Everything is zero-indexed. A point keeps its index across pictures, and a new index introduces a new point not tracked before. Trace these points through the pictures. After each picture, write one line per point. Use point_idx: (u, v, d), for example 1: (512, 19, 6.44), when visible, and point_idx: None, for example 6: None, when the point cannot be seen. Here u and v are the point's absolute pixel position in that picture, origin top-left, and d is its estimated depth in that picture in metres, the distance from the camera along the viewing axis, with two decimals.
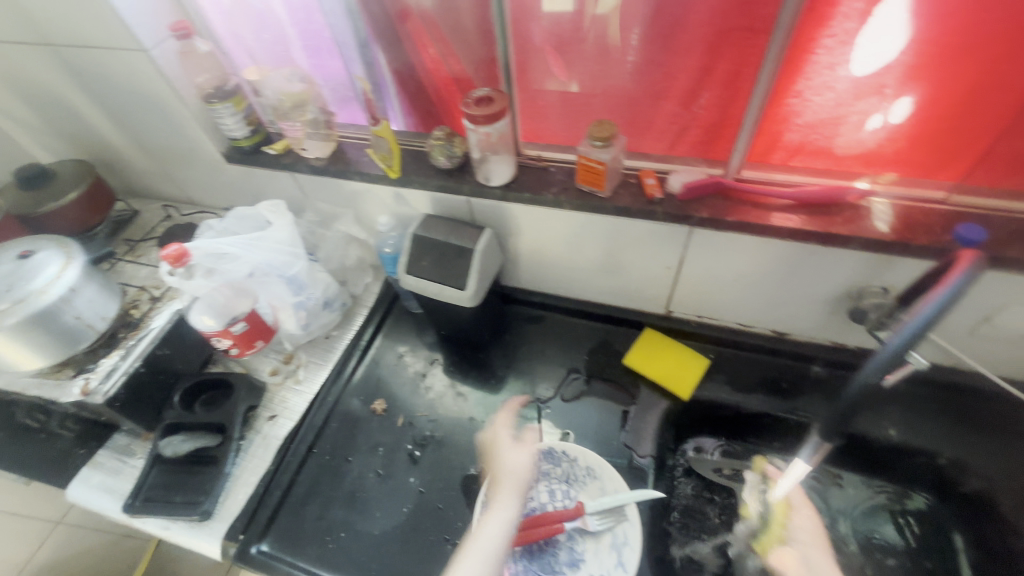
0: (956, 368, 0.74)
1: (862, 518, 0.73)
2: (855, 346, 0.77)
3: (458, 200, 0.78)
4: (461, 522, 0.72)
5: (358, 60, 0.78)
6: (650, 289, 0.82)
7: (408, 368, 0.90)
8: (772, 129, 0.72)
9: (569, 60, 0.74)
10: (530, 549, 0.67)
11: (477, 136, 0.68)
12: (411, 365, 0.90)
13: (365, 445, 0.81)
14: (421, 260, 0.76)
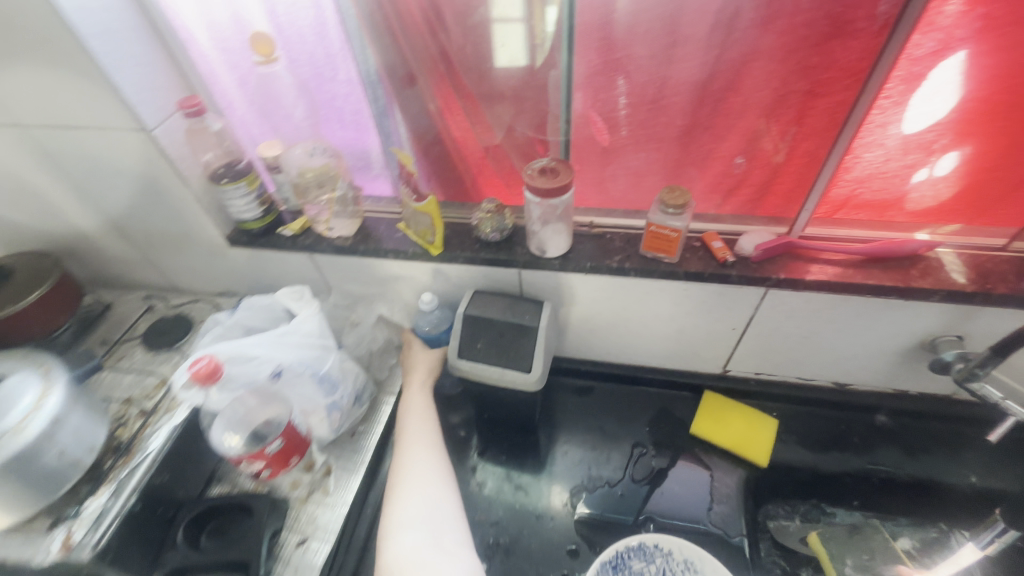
0: None
1: None
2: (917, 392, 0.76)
3: (508, 273, 0.72)
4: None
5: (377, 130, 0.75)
6: (709, 351, 0.78)
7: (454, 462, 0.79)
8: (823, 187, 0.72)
9: (616, 124, 0.71)
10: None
11: (540, 207, 0.64)
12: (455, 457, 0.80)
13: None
14: (476, 343, 0.69)
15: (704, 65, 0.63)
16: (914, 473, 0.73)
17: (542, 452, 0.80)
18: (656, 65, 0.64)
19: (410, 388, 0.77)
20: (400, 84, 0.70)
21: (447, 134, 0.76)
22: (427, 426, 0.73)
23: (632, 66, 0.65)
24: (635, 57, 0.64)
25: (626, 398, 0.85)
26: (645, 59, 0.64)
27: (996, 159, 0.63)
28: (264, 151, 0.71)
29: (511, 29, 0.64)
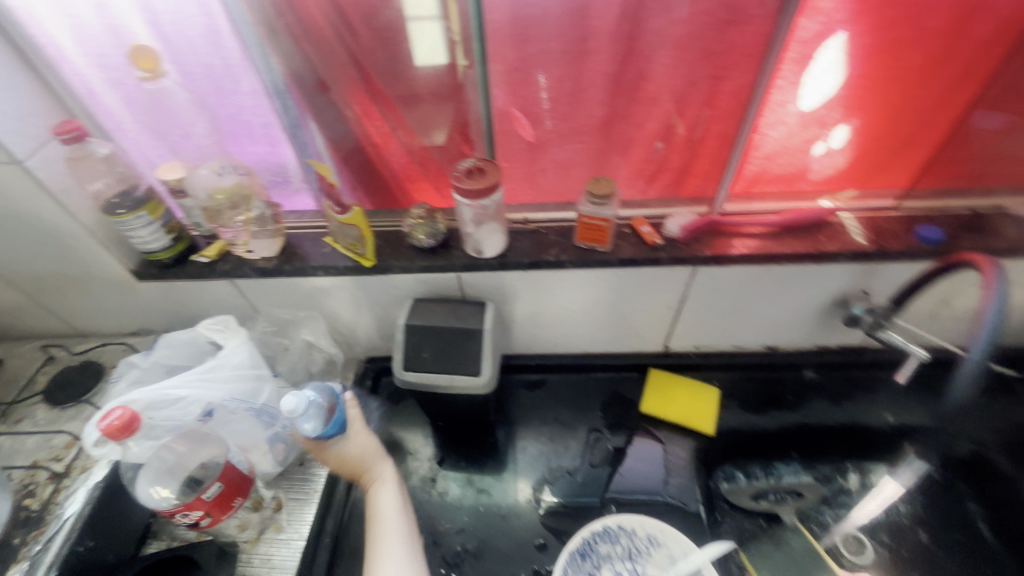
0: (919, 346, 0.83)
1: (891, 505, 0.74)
2: (837, 346, 0.83)
3: (447, 278, 0.71)
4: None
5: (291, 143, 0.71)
6: (649, 331, 0.81)
7: (413, 475, 0.77)
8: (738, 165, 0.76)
9: (538, 119, 0.72)
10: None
11: (472, 210, 0.63)
12: (414, 471, 0.78)
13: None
14: (421, 352, 0.67)
15: (615, 55, 0.64)
16: (840, 420, 0.80)
17: (501, 452, 0.79)
18: (570, 58, 0.65)
19: (375, 484, 0.68)
20: (310, 93, 0.66)
21: (368, 140, 0.73)
22: (401, 528, 0.64)
23: (547, 60, 0.65)
24: (548, 51, 0.64)
25: (578, 387, 0.86)
26: (559, 53, 0.64)
27: (879, 129, 0.70)
28: (164, 174, 0.64)
29: (422, 28, 0.62)
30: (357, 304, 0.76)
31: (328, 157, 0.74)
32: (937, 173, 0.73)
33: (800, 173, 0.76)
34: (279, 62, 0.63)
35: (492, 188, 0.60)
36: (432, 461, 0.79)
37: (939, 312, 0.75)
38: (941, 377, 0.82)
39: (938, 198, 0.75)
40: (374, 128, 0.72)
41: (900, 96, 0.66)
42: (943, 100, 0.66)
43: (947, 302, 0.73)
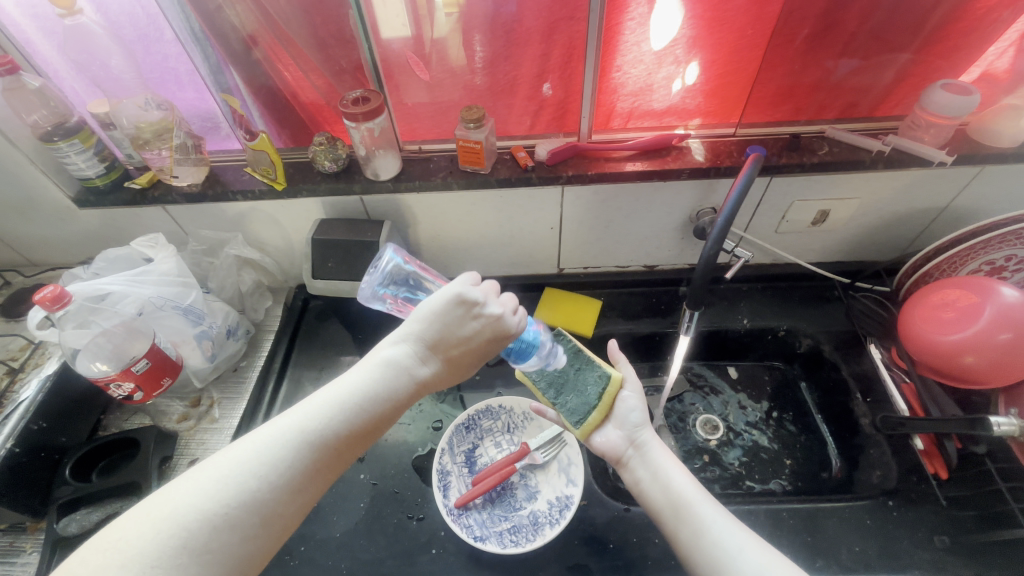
0: (776, 262, 0.97)
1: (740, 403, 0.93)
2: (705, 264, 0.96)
3: (351, 200, 0.82)
4: (421, 498, 0.75)
5: (212, 83, 0.78)
6: (541, 252, 0.93)
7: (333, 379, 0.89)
8: (609, 99, 0.86)
9: (430, 62, 0.80)
10: (492, 498, 0.73)
11: (361, 132, 0.73)
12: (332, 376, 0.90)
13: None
14: (327, 261, 0.81)
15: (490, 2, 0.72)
16: (709, 323, 0.92)
17: None
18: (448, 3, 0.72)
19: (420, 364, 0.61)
20: (225, 38, 0.74)
21: (279, 81, 0.81)
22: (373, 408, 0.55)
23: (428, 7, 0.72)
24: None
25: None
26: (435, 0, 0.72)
27: (723, 65, 0.81)
28: (93, 108, 0.74)
29: None
30: (278, 226, 0.87)
31: (249, 94, 0.82)
32: (775, 105, 0.85)
33: (663, 107, 0.87)
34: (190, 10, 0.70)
35: (377, 112, 0.71)
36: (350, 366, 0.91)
37: (781, 226, 0.89)
38: (790, 289, 0.97)
39: (775, 127, 0.87)
40: (285, 73, 0.80)
41: (735, 34, 0.76)
42: (777, 37, 0.76)
43: (784, 216, 0.87)
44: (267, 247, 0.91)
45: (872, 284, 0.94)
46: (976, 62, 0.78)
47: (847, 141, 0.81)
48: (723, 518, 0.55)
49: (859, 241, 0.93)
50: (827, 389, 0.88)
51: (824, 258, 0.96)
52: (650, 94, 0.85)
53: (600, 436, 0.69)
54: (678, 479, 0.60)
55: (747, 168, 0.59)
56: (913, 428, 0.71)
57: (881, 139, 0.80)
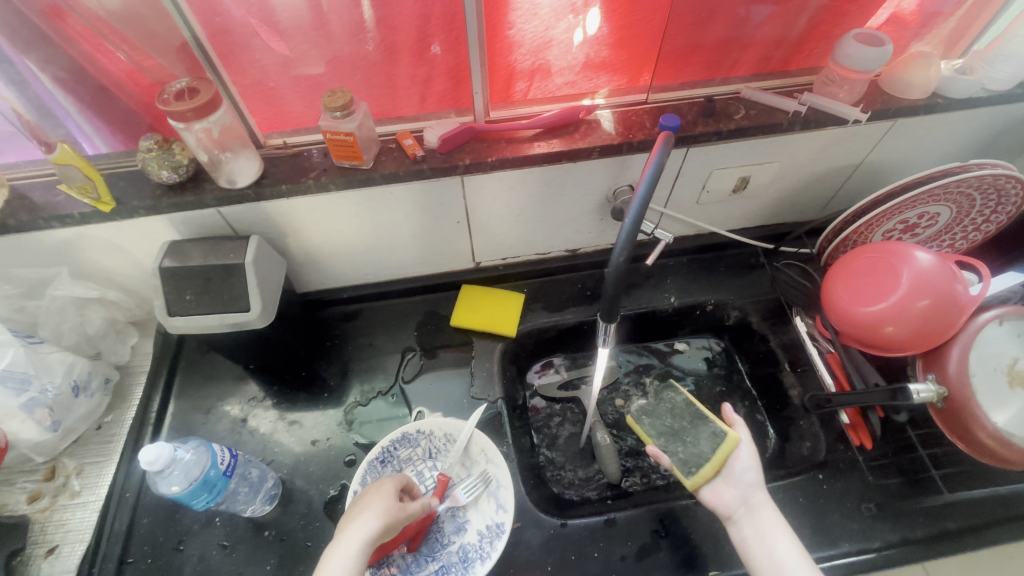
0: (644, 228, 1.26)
1: (627, 385, 1.32)
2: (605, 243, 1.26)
3: (205, 213, 0.97)
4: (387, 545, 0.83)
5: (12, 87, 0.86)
6: (406, 247, 1.17)
7: (224, 419, 1.14)
8: (446, 100, 1.03)
9: (280, 30, 0.85)
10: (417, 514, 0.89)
11: (195, 132, 0.85)
12: (231, 411, 1.15)
13: (195, 523, 1.02)
14: (186, 294, 0.94)
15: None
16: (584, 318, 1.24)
17: (323, 380, 1.19)
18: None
19: None
20: (10, 28, 0.80)
21: (91, 70, 0.87)
22: None
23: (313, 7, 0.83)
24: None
25: (389, 309, 1.30)
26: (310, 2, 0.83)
27: (625, 16, 0.93)
28: None
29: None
30: (121, 250, 1.03)
31: (66, 98, 0.89)
32: (684, 64, 1.04)
33: (573, 64, 1.00)
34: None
35: (204, 108, 0.80)
36: (251, 398, 1.17)
37: (702, 195, 1.16)
38: (596, 281, 1.33)
39: (692, 90, 1.05)
40: (87, 48, 0.85)
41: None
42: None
43: (703, 184, 1.12)
44: (111, 277, 1.09)
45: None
46: (886, 5, 1.00)
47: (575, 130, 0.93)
48: (807, 566, 0.85)
49: (669, 190, 1.12)
50: (757, 361, 1.30)
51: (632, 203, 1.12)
52: (549, 52, 0.97)
53: (711, 489, 0.97)
54: (784, 544, 0.88)
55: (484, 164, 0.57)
56: (839, 403, 1.03)
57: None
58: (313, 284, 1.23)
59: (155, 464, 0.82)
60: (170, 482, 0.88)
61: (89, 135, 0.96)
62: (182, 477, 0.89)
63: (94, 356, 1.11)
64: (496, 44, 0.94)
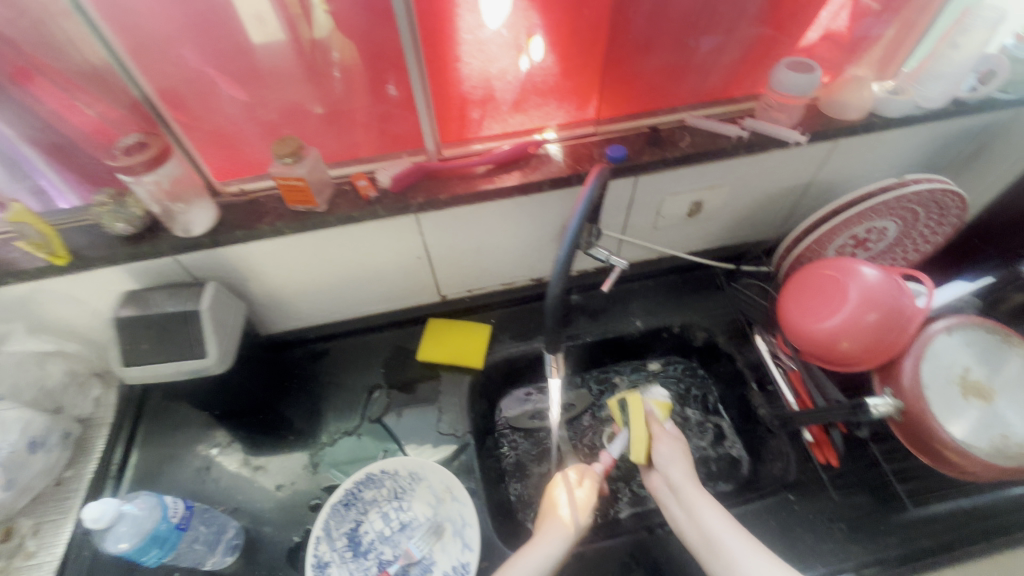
0: (648, 270, 0.89)
1: None
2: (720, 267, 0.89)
3: (163, 262, 0.67)
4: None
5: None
6: (501, 277, 0.86)
7: (216, 480, 0.73)
8: (538, 101, 0.74)
9: (463, 42, 0.65)
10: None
11: (146, 186, 0.59)
12: (187, 464, 0.74)
13: None
14: (140, 343, 0.63)
15: (534, 55, 0.69)
16: (705, 325, 0.84)
17: (288, 425, 0.78)
18: (517, 49, 0.67)
19: None
20: None
21: (62, 128, 0.62)
22: None
23: (516, 30, 0.65)
24: (493, 26, 0.64)
25: (360, 350, 0.86)
26: (509, 38, 0.66)
27: None
28: None
29: (329, 18, 0.59)
30: (79, 304, 0.69)
31: (30, 151, 0.63)
32: None
33: (686, 60, 0.74)
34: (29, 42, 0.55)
35: (158, 159, 0.57)
36: (219, 445, 0.77)
37: None
38: (682, 281, 0.90)
39: None
40: (54, 109, 0.60)
41: None
42: None
43: None
44: (79, 328, 0.73)
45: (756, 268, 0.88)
46: None
47: (767, 134, 0.74)
48: None
49: (763, 229, 0.90)
50: None
51: (706, 245, 0.90)
52: (659, 43, 0.71)
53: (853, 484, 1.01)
54: None
55: (592, 180, 0.52)
56: None
57: (738, 124, 0.74)
58: (271, 324, 0.82)
59: (103, 523, 0.49)
60: (117, 538, 0.52)
61: (59, 188, 0.67)
62: (134, 529, 0.52)
63: (51, 412, 0.72)
64: (595, 20, 0.67)
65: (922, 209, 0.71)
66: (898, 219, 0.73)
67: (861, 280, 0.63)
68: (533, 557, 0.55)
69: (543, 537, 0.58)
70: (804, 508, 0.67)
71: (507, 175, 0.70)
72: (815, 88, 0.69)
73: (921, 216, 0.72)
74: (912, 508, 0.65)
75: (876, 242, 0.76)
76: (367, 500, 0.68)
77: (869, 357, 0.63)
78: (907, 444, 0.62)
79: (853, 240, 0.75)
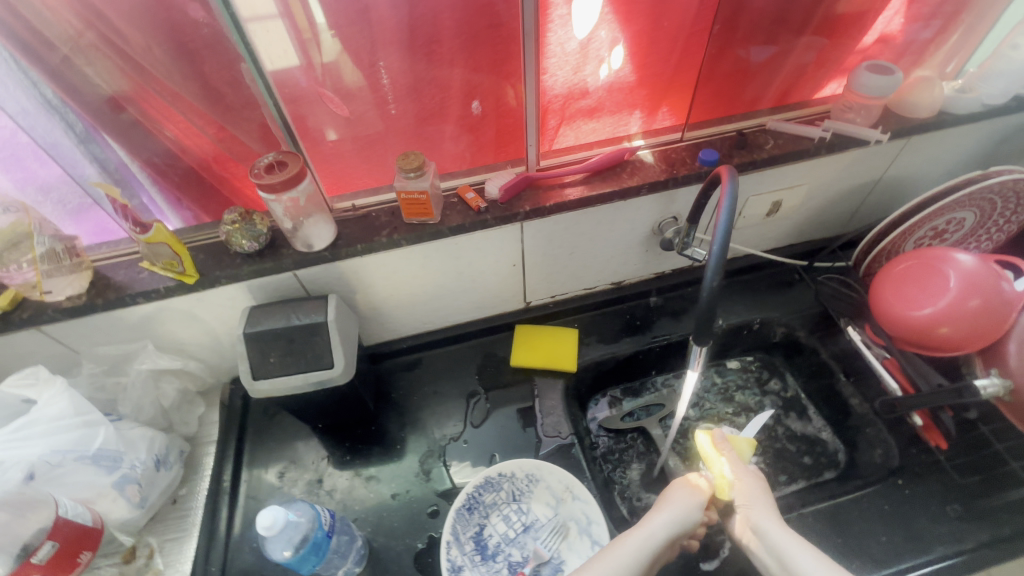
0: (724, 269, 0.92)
1: None
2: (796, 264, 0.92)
3: (281, 277, 0.68)
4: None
5: (87, 159, 0.61)
6: (585, 281, 0.88)
7: (330, 492, 0.74)
8: (612, 109, 0.75)
9: (548, 55, 0.66)
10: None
11: (282, 203, 0.61)
12: (298, 479, 0.75)
13: None
14: (268, 357, 0.65)
15: (613, 63, 0.69)
16: (785, 319, 0.87)
17: (390, 435, 0.79)
18: (597, 59, 0.68)
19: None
20: (105, 108, 0.57)
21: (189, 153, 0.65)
22: None
23: (598, 42, 0.66)
24: (578, 38, 0.65)
25: (449, 359, 0.88)
26: (591, 47, 0.66)
27: None
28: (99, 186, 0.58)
29: None
30: (196, 321, 0.71)
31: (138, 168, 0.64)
32: None
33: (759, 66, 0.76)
34: (161, 69, 0.56)
35: (297, 178, 0.59)
36: (326, 457, 0.77)
37: None
38: (754, 279, 0.93)
39: None
40: (180, 135, 0.62)
41: None
42: None
43: None
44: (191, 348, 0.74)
45: (831, 263, 0.90)
46: None
47: (847, 135, 0.77)
48: None
49: (831, 225, 0.93)
50: None
51: (778, 243, 0.93)
52: (740, 52, 0.74)
53: None
54: None
55: (727, 180, 0.55)
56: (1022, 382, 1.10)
57: (818, 126, 0.78)
58: (366, 336, 0.84)
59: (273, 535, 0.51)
60: (277, 546, 0.54)
61: (159, 207, 0.69)
62: (290, 538, 0.54)
63: (164, 430, 0.73)
64: (679, 30, 0.68)
65: (1000, 198, 0.75)
66: (976, 210, 0.76)
67: (958, 266, 0.67)
68: (635, 538, 0.55)
69: (648, 522, 0.57)
70: (915, 492, 0.69)
71: (604, 181, 0.73)
72: (894, 90, 0.73)
73: (998, 205, 0.76)
74: (1021, 487, 0.68)
75: (953, 232, 0.80)
76: (488, 504, 0.69)
77: (971, 341, 0.66)
78: (1017, 422, 0.65)
79: (933, 232, 0.79)
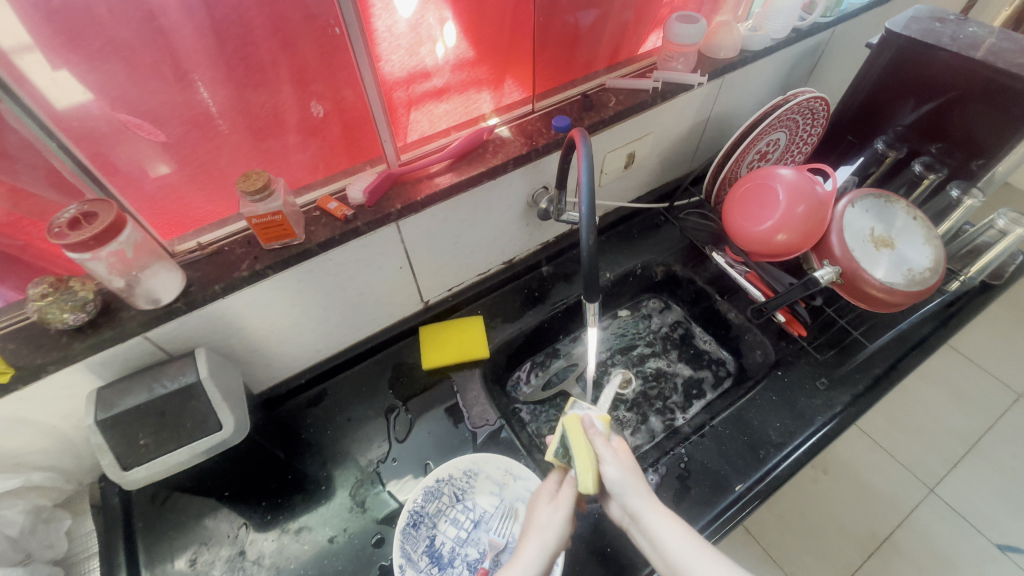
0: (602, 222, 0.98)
1: None
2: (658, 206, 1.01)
3: (130, 344, 0.58)
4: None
5: None
6: (476, 267, 0.88)
7: (255, 562, 0.66)
8: (459, 88, 0.74)
9: (379, 42, 0.62)
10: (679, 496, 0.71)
11: (105, 260, 0.52)
12: (215, 559, 0.66)
13: None
14: (139, 439, 0.56)
15: (448, 41, 0.67)
16: (662, 259, 0.95)
17: (311, 478, 0.73)
18: (431, 38, 0.66)
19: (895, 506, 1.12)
20: None
21: None
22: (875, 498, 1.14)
23: (428, 20, 0.64)
24: (406, 18, 0.62)
25: (358, 380, 0.83)
26: (424, 26, 0.64)
27: None
28: None
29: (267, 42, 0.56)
30: (28, 424, 0.58)
31: None
32: None
33: (587, 29, 0.79)
34: None
35: (114, 227, 0.50)
36: (242, 526, 0.69)
37: None
38: (629, 228, 1.00)
39: None
40: None
41: None
42: None
43: None
44: (29, 456, 0.61)
45: (687, 199, 1.00)
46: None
47: (674, 82, 0.85)
48: None
49: (679, 165, 1.03)
50: None
51: (640, 192, 1.01)
52: (568, 18, 0.76)
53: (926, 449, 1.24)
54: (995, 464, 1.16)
55: (581, 143, 0.58)
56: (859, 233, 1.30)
57: (650, 78, 0.84)
58: (256, 382, 0.75)
59: None
60: None
61: None
62: None
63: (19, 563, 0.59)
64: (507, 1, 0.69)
65: (800, 116, 0.87)
66: (786, 130, 0.89)
67: (782, 180, 0.77)
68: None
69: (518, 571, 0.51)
70: (792, 378, 0.80)
71: (469, 165, 0.72)
72: (702, 36, 0.82)
73: (800, 122, 0.89)
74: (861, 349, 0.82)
75: (773, 152, 0.92)
76: (433, 513, 0.66)
77: (806, 241, 0.77)
78: (849, 297, 0.77)
79: (758, 154, 0.90)
